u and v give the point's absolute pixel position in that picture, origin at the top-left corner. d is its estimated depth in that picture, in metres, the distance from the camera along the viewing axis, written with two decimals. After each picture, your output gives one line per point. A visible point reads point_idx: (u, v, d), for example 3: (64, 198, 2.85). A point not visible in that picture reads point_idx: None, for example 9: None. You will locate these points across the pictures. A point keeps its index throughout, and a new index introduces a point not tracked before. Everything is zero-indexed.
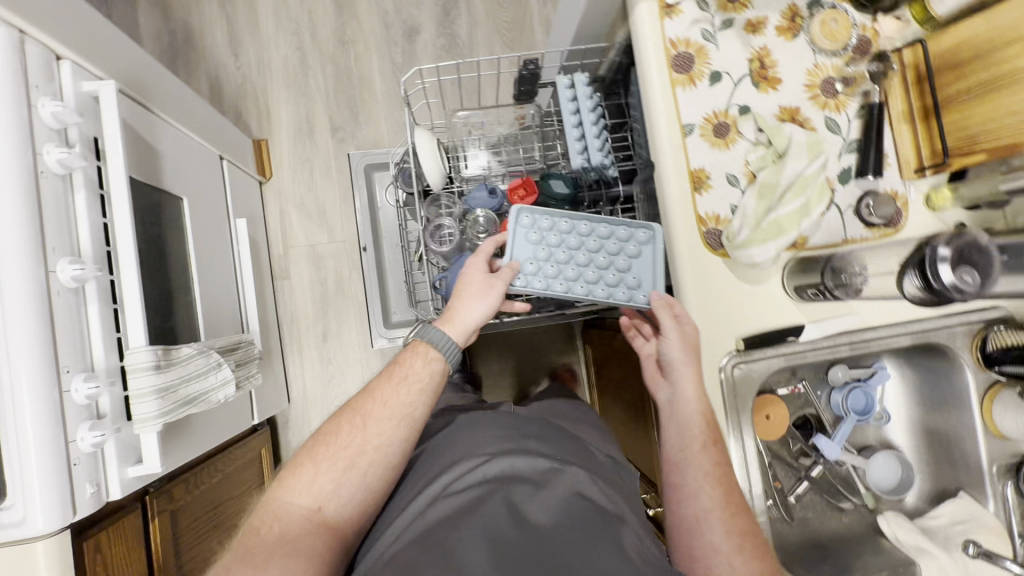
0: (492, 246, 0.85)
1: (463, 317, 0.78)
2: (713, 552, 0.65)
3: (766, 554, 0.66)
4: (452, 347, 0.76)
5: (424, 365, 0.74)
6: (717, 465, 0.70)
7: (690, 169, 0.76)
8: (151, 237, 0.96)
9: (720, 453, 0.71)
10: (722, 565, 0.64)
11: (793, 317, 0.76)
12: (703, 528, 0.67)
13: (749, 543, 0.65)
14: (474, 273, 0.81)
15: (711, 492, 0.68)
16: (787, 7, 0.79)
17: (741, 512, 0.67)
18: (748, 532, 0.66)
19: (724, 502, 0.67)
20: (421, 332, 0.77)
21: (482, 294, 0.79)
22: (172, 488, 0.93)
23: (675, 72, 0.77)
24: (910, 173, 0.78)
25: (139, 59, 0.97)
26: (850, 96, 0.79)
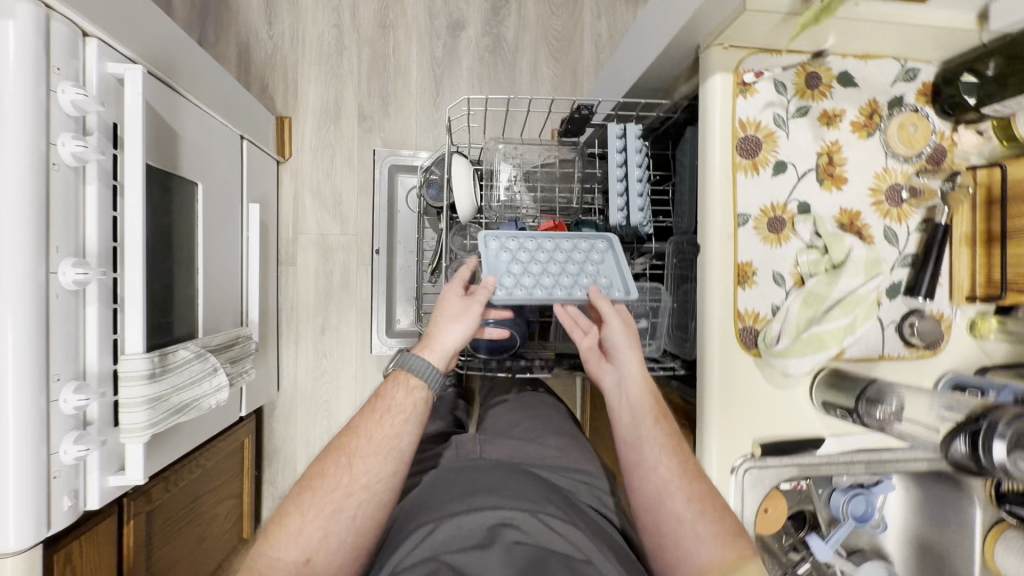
0: (467, 270, 0.78)
1: (441, 341, 0.72)
2: (678, 525, 0.67)
3: (731, 516, 0.68)
4: (436, 373, 0.70)
5: (407, 395, 0.68)
6: (669, 431, 0.73)
7: (737, 262, 0.72)
8: (160, 226, 0.92)
9: (668, 422, 0.74)
10: (689, 536, 0.66)
11: (813, 427, 0.74)
12: (664, 502, 0.68)
13: (712, 504, 0.67)
14: (450, 294, 0.75)
15: (667, 462, 0.70)
16: (867, 102, 0.74)
17: (696, 476, 0.70)
18: (709, 493, 0.68)
19: (680, 470, 0.69)
20: (401, 361, 0.71)
21: (460, 316, 0.72)
22: (151, 489, 0.91)
23: (739, 156, 0.72)
24: (960, 299, 0.75)
25: (171, 35, 0.91)
26: (914, 207, 0.75)
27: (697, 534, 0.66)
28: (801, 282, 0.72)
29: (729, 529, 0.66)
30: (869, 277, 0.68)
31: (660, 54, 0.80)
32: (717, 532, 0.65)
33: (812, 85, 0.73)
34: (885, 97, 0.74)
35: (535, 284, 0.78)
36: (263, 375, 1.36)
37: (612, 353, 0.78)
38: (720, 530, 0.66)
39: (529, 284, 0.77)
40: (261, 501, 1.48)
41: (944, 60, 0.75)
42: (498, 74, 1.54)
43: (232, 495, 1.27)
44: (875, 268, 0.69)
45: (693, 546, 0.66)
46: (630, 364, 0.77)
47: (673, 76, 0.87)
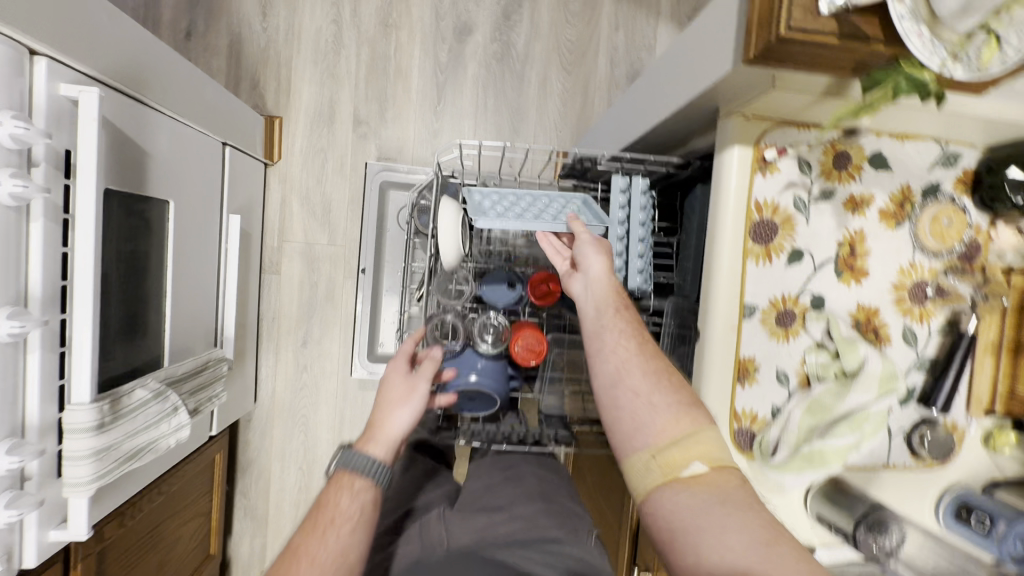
0: (412, 342, 0.75)
1: (385, 431, 0.66)
2: (633, 399, 0.60)
3: (691, 393, 0.62)
4: (382, 467, 0.64)
5: (352, 501, 0.61)
6: (632, 317, 0.67)
7: (738, 357, 0.66)
8: (122, 254, 0.85)
9: (630, 308, 0.68)
10: (644, 411, 0.59)
11: (806, 537, 0.68)
12: (622, 379, 0.61)
13: (671, 378, 0.62)
14: (393, 376, 0.70)
15: (628, 344, 0.64)
16: (899, 188, 0.66)
17: (658, 359, 0.63)
18: (668, 371, 0.63)
19: (639, 348, 0.63)
20: (343, 461, 0.64)
21: (406, 399, 0.68)
22: (103, 528, 0.87)
23: (752, 240, 0.65)
24: (977, 412, 0.68)
25: (141, 43, 0.83)
26: (939, 307, 0.68)
27: (655, 405, 0.59)
28: (806, 383, 0.66)
29: (685, 400, 0.60)
30: (880, 394, 0.64)
31: (674, 112, 0.72)
32: (675, 404, 0.59)
33: (841, 165, 0.65)
34: (920, 182, 0.67)
35: (516, 216, 0.78)
36: (239, 390, 1.31)
37: (580, 259, 0.73)
38: (679, 402, 0.60)
39: (506, 217, 0.77)
40: (233, 512, 1.45)
41: (989, 145, 0.67)
42: (504, 84, 1.45)
43: (199, 514, 1.24)
44: (890, 385, 0.64)
45: (649, 420, 0.59)
46: (599, 265, 0.71)
47: (687, 130, 0.79)
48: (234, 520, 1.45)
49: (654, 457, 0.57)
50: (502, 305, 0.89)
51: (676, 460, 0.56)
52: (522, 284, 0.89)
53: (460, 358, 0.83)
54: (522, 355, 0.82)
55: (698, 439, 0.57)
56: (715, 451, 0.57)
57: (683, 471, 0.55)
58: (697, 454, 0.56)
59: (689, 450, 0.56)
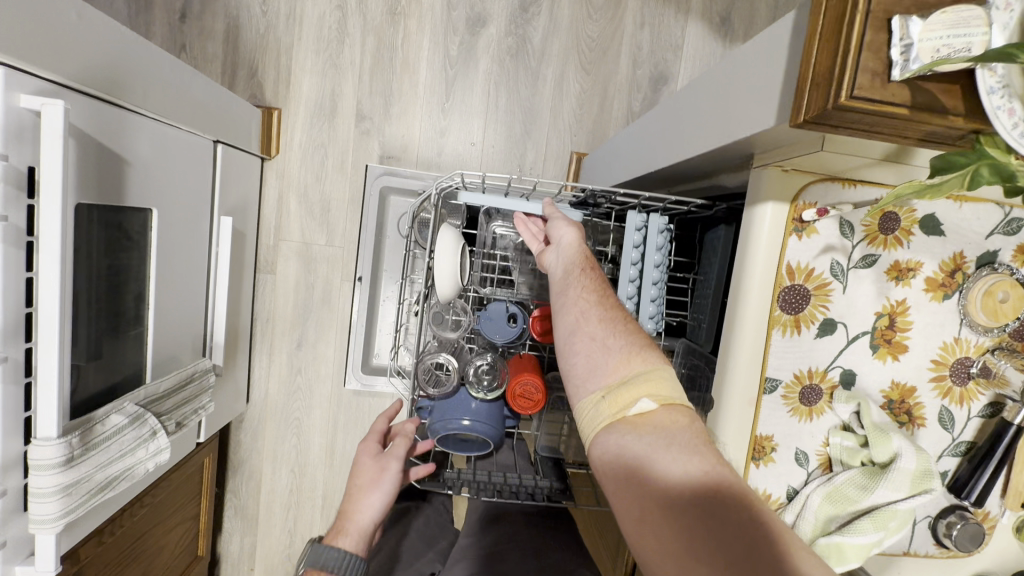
0: (382, 423, 0.79)
1: (357, 518, 0.69)
2: (586, 342, 0.53)
3: (646, 337, 0.55)
4: (352, 560, 0.66)
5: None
6: (596, 274, 0.61)
7: (755, 435, 0.60)
8: (96, 269, 0.80)
9: (595, 267, 0.62)
10: (597, 352, 0.52)
11: None
12: (578, 326, 0.54)
13: (627, 320, 0.55)
14: (364, 459, 0.73)
15: (587, 294, 0.57)
16: (952, 256, 0.59)
17: (620, 311, 0.56)
18: (625, 314, 0.56)
19: (599, 297, 0.57)
20: (312, 559, 0.66)
21: (376, 482, 0.71)
22: (79, 549, 0.84)
23: (780, 309, 0.58)
24: (1015, 504, 0.62)
25: (119, 42, 0.76)
26: (982, 388, 0.61)
27: (608, 345, 0.52)
28: (828, 466, 0.61)
29: (639, 341, 0.53)
30: (913, 491, 0.56)
31: (700, 155, 0.65)
32: (627, 344, 0.52)
33: (887, 229, 0.58)
34: (975, 251, 0.59)
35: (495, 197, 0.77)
36: (230, 394, 1.27)
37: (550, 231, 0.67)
38: (631, 341, 0.53)
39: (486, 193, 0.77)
40: (224, 512, 1.43)
41: None
42: (518, 82, 1.36)
43: (186, 519, 1.21)
44: (925, 482, 0.56)
45: (601, 365, 0.51)
46: (569, 232, 0.65)
47: (712, 168, 0.72)
48: (224, 518, 1.43)
49: (604, 397, 0.49)
50: (500, 341, 0.81)
51: (626, 399, 0.48)
52: (524, 320, 0.82)
53: (452, 400, 0.79)
54: (520, 404, 0.76)
55: (651, 376, 0.50)
56: (667, 390, 0.49)
57: (632, 409, 0.48)
58: (646, 391, 0.48)
59: (638, 387, 0.49)
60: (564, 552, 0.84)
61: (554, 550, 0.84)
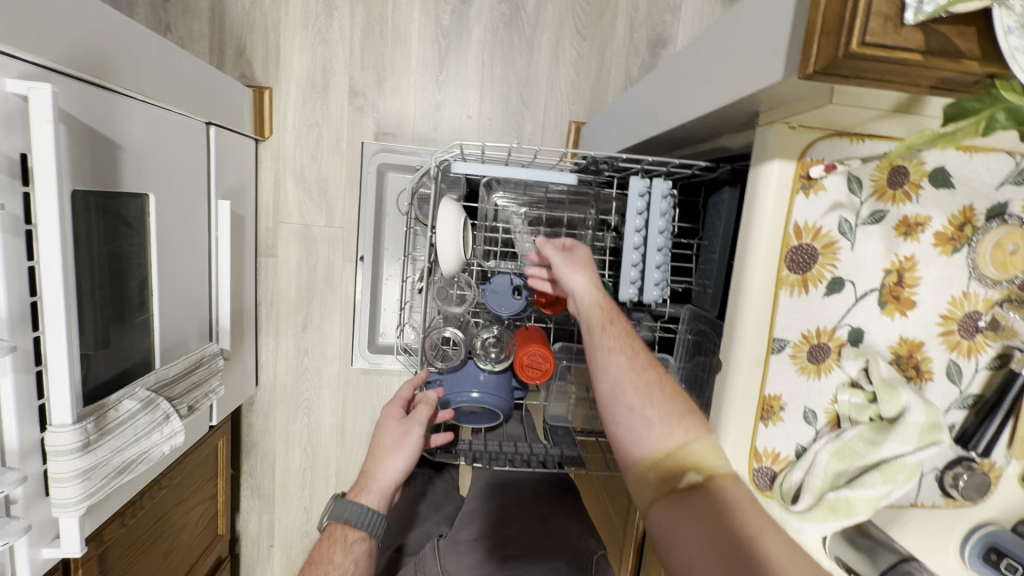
0: (408, 388, 0.78)
1: (379, 478, 0.70)
2: (626, 414, 0.53)
3: (688, 402, 0.54)
4: (375, 517, 0.68)
5: (345, 554, 0.66)
6: (622, 330, 0.61)
7: (763, 395, 0.60)
8: (98, 255, 0.80)
9: (620, 321, 0.62)
10: (638, 425, 0.52)
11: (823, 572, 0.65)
12: (616, 394, 0.54)
13: (664, 385, 0.54)
14: (388, 422, 0.73)
15: (617, 356, 0.57)
16: (961, 209, 0.58)
17: (654, 371, 0.56)
18: (662, 375, 0.56)
19: (631, 360, 0.56)
20: (335, 513, 0.68)
21: (398, 446, 0.71)
22: (103, 531, 0.86)
23: (787, 269, 0.58)
24: (1019, 452, 0.63)
25: (102, 22, 0.74)
26: (990, 340, 0.61)
27: (647, 417, 0.52)
28: (836, 423, 0.61)
29: (679, 409, 0.52)
30: (921, 445, 0.56)
31: (701, 118, 0.64)
32: (667, 412, 0.52)
33: (895, 183, 0.57)
34: (985, 202, 0.58)
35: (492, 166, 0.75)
36: (239, 378, 1.28)
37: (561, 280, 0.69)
38: (672, 410, 0.52)
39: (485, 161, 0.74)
40: (241, 492, 1.46)
41: None
42: (512, 51, 1.32)
43: (204, 500, 1.24)
44: (934, 434, 0.56)
45: (643, 436, 0.51)
46: (580, 282, 0.67)
47: (713, 130, 0.71)
48: (242, 499, 1.47)
49: (651, 472, 0.49)
50: (506, 314, 0.82)
51: (670, 469, 0.48)
52: (528, 291, 0.82)
53: (460, 373, 0.80)
54: (528, 373, 0.76)
55: (694, 448, 0.49)
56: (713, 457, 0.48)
57: (677, 482, 0.47)
58: (690, 465, 0.48)
59: (684, 459, 0.48)
60: (574, 518, 0.88)
61: (564, 515, 0.86)
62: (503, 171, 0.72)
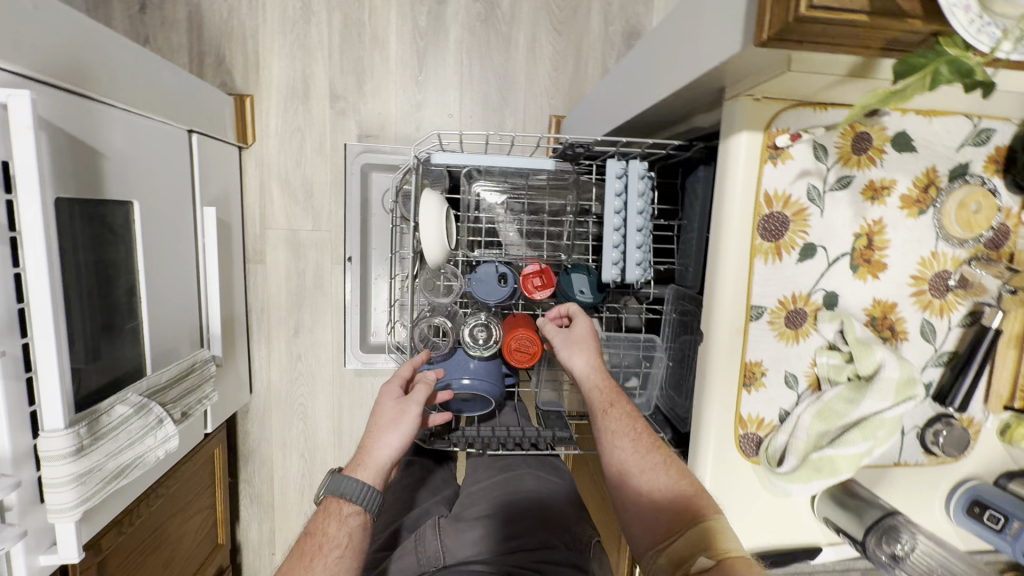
0: (408, 368, 0.77)
1: (375, 455, 0.69)
2: (637, 498, 0.63)
3: (696, 485, 0.61)
4: (370, 492, 0.67)
5: (340, 527, 0.64)
6: (623, 412, 0.70)
7: (744, 361, 0.62)
8: (85, 262, 0.80)
9: (624, 404, 0.71)
10: (648, 510, 0.61)
11: (813, 535, 0.67)
12: (626, 479, 0.64)
13: (668, 469, 0.63)
14: (386, 400, 0.73)
15: (622, 442, 0.67)
16: (924, 171, 0.60)
17: (657, 453, 0.65)
18: (666, 459, 0.64)
19: (635, 445, 0.66)
20: (331, 488, 0.67)
21: (395, 424, 0.70)
22: (101, 539, 0.86)
23: (760, 237, 0.60)
24: (997, 407, 0.65)
25: (79, 32, 0.75)
26: (961, 299, 0.63)
27: (656, 502, 0.61)
28: (817, 385, 0.63)
29: (684, 491, 0.60)
30: (897, 400, 0.58)
31: (671, 96, 0.66)
32: (674, 495, 0.60)
33: (860, 148, 0.59)
34: (947, 164, 0.60)
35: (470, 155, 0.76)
36: (233, 385, 1.28)
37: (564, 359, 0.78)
38: (679, 493, 0.60)
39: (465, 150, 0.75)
40: (240, 500, 1.45)
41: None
42: (490, 49, 1.34)
43: (203, 509, 1.23)
44: (909, 389, 0.58)
45: (655, 519, 0.60)
46: (580, 362, 0.75)
47: (685, 110, 0.73)
48: (242, 507, 1.46)
49: (662, 554, 0.57)
50: (494, 302, 0.83)
51: (682, 552, 0.55)
52: (514, 279, 0.84)
53: (451, 360, 0.81)
54: (517, 358, 0.78)
55: (699, 528, 0.56)
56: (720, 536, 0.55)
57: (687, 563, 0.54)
58: (698, 545, 0.54)
59: (693, 540, 0.55)
60: (570, 499, 0.89)
61: (560, 498, 0.87)
62: (480, 158, 0.73)
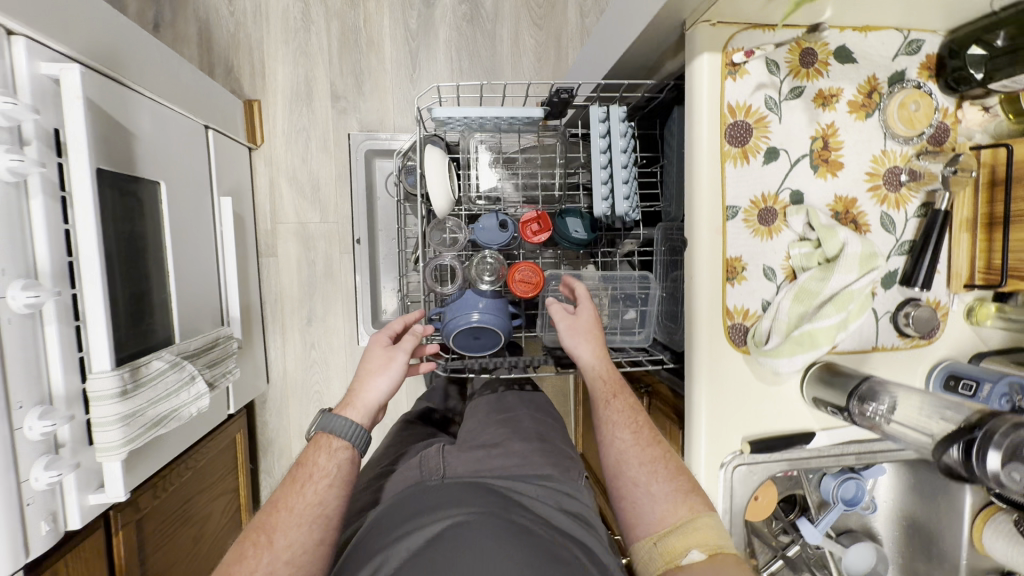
0: (400, 323, 0.84)
1: (364, 397, 0.75)
2: (632, 488, 0.68)
3: (691, 482, 0.68)
4: (357, 429, 0.72)
5: (329, 458, 0.69)
6: (624, 402, 0.75)
7: (726, 258, 0.69)
8: (122, 233, 0.87)
9: (625, 395, 0.75)
10: (643, 500, 0.67)
11: (804, 422, 0.73)
12: (623, 469, 0.70)
13: (666, 465, 0.69)
14: (375, 348, 0.79)
15: (625, 434, 0.72)
16: (867, 80, 0.69)
17: (657, 450, 0.71)
18: (664, 455, 0.70)
19: (635, 439, 0.72)
20: (322, 424, 0.72)
21: (383, 369, 0.77)
22: (139, 498, 0.91)
23: (728, 144, 0.68)
24: (958, 286, 0.72)
25: (114, 26, 0.84)
26: (914, 192, 0.71)
27: (654, 495, 0.66)
28: (793, 276, 0.70)
29: (682, 488, 0.66)
30: (863, 271, 0.65)
31: (641, 37, 0.75)
32: (670, 491, 0.66)
33: (807, 62, 0.68)
34: (886, 72, 0.69)
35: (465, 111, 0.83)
36: (251, 371, 1.33)
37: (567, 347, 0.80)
38: (676, 490, 0.66)
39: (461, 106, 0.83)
40: (261, 491, 1.49)
41: (950, 30, 0.69)
42: (477, 45, 1.45)
43: (227, 492, 1.27)
44: (871, 262, 0.65)
45: (649, 511, 0.66)
46: (586, 353, 0.78)
47: (656, 56, 0.82)
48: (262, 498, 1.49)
49: (656, 545, 0.63)
50: (496, 246, 0.90)
51: (676, 547, 0.61)
52: (513, 226, 0.91)
53: (460, 301, 0.86)
54: (521, 288, 0.84)
55: (694, 528, 0.62)
56: (714, 537, 0.61)
57: (683, 559, 0.60)
58: (694, 543, 0.61)
59: (690, 535, 0.62)
60: None
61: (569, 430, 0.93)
62: (473, 111, 0.81)
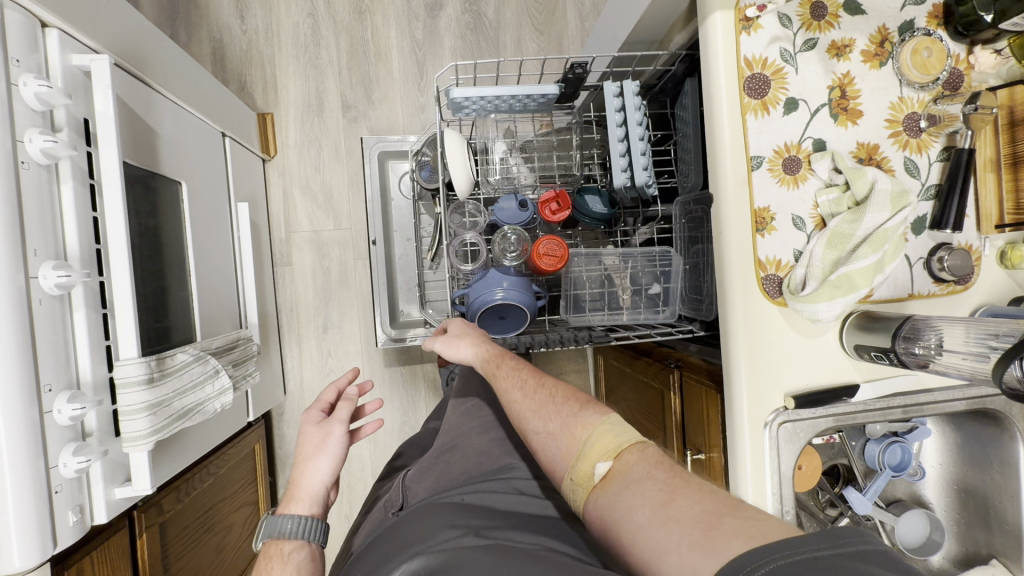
0: (331, 394, 0.76)
1: (305, 486, 0.66)
2: (538, 436, 0.57)
3: (581, 400, 0.58)
4: (312, 522, 0.64)
5: (286, 565, 0.61)
6: (513, 365, 0.67)
7: (754, 208, 0.69)
8: (145, 228, 0.87)
9: (511, 361, 0.68)
10: (546, 442, 0.56)
11: (847, 375, 0.71)
12: (523, 422, 0.59)
13: (557, 400, 0.59)
14: (307, 426, 0.70)
15: (519, 390, 0.62)
16: (877, 30, 0.70)
17: (546, 389, 0.61)
18: (555, 391, 0.61)
19: (525, 391, 0.62)
20: (267, 532, 0.63)
21: (321, 449, 0.68)
22: (162, 500, 0.88)
23: (748, 96, 0.68)
24: (989, 229, 0.71)
25: (139, 28, 0.87)
26: (935, 136, 0.71)
27: (553, 433, 0.55)
28: (823, 225, 0.70)
29: (572, 413, 0.56)
30: (895, 210, 0.65)
31: None
32: (564, 422, 0.55)
33: (818, 15, 0.69)
34: (895, 21, 0.71)
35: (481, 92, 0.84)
36: (268, 380, 1.32)
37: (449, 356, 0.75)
38: (567, 415, 0.56)
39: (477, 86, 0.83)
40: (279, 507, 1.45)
41: None
42: (481, 51, 1.50)
43: (248, 504, 1.23)
44: (902, 200, 0.65)
45: (557, 451, 0.54)
46: (467, 349, 0.73)
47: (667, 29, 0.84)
48: None
49: (570, 480, 0.51)
50: (518, 224, 0.91)
51: (583, 472, 0.50)
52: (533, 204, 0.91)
53: (483, 280, 0.85)
54: (546, 262, 0.83)
55: (591, 445, 0.51)
56: (614, 440, 0.51)
57: (594, 478, 0.49)
58: (595, 454, 0.50)
59: (590, 453, 0.51)
60: None
61: None
62: (490, 90, 0.81)
